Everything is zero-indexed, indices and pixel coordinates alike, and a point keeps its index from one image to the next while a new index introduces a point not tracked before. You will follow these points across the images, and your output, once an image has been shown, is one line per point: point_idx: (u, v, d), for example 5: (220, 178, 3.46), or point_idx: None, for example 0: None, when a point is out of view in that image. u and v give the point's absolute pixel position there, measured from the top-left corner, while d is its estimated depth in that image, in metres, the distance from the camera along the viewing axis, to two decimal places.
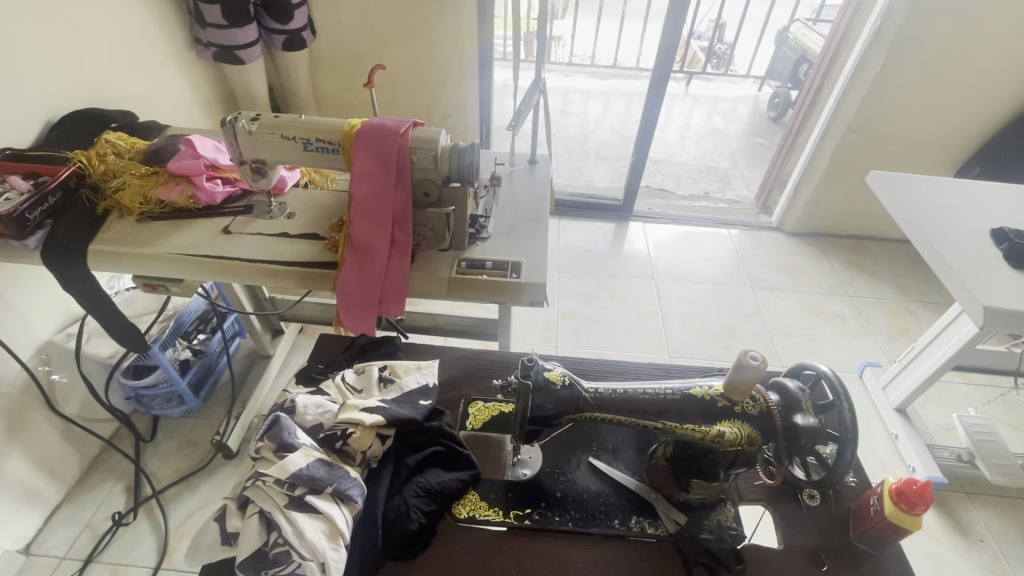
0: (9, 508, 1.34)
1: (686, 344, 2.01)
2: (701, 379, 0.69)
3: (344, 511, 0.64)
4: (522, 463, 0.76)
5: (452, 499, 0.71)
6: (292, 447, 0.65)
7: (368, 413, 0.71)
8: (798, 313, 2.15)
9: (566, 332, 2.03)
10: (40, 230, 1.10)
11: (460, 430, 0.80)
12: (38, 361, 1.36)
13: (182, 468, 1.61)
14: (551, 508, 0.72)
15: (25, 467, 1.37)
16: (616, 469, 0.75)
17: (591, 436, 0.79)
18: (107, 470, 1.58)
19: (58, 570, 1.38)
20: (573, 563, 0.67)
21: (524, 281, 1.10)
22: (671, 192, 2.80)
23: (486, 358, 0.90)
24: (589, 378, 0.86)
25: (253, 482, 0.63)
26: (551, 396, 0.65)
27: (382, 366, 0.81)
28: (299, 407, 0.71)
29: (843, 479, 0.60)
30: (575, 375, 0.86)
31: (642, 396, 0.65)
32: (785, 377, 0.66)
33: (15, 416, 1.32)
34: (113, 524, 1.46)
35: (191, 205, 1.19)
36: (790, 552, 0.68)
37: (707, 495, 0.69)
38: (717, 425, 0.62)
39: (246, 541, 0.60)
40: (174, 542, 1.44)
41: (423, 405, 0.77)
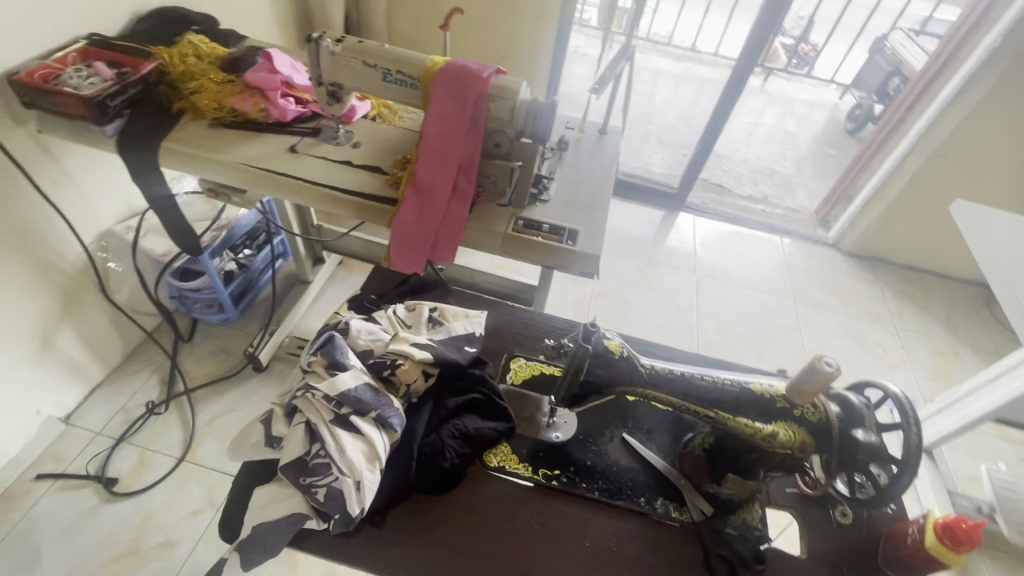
0: (56, 380, 1.43)
1: (716, 345, 1.97)
2: (757, 376, 0.67)
3: (383, 436, 0.65)
4: (555, 426, 0.76)
5: (484, 446, 0.72)
6: (343, 367, 0.67)
7: (418, 348, 0.72)
8: (838, 335, 2.08)
9: (598, 311, 2.02)
10: (118, 119, 1.13)
11: (500, 382, 0.81)
12: (97, 247, 1.42)
13: (214, 372, 1.68)
14: (579, 474, 0.72)
15: (74, 343, 1.45)
16: (649, 449, 0.75)
17: (628, 413, 0.79)
18: (146, 361, 1.66)
19: (93, 442, 1.47)
20: (595, 530, 0.68)
21: (578, 250, 1.07)
22: (728, 190, 2.70)
23: (533, 320, 0.90)
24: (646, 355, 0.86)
25: (303, 393, 0.65)
26: (606, 364, 0.65)
27: (433, 307, 0.82)
28: (352, 331, 0.73)
29: (892, 501, 0.58)
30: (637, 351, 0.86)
31: (696, 382, 0.64)
32: (848, 391, 0.64)
33: (71, 294, 1.39)
34: (146, 412, 1.54)
35: (262, 118, 1.20)
36: (812, 562, 0.67)
37: (739, 493, 0.69)
38: (772, 425, 0.61)
39: (289, 448, 0.62)
40: (200, 439, 1.52)
41: (469, 351, 0.77)
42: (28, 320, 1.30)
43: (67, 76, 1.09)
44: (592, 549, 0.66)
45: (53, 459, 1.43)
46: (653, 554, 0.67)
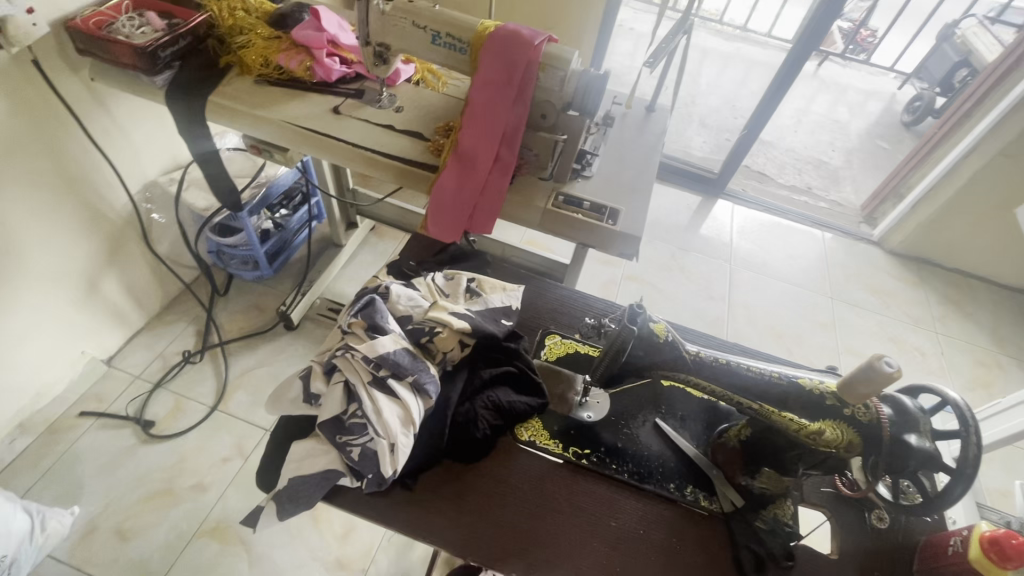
0: (101, 323, 1.49)
1: (745, 337, 1.93)
2: (804, 371, 0.65)
3: (418, 402, 0.65)
4: (587, 406, 0.76)
5: (517, 420, 0.71)
6: (383, 330, 0.67)
7: (456, 318, 0.72)
8: (874, 337, 2.01)
9: (627, 294, 1.99)
10: (167, 71, 1.14)
11: (534, 358, 0.80)
12: (142, 197, 1.46)
13: (247, 327, 1.72)
14: (609, 455, 0.71)
15: (117, 289, 1.50)
16: (681, 436, 0.74)
17: (662, 398, 0.78)
18: (183, 311, 1.71)
19: (133, 385, 1.54)
20: (622, 511, 0.67)
21: (618, 230, 1.05)
22: (770, 178, 2.60)
23: (570, 298, 0.89)
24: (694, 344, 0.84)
25: (343, 353, 0.65)
26: (649, 347, 0.63)
27: (471, 278, 0.81)
28: (392, 295, 0.73)
29: (942, 512, 0.56)
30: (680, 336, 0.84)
31: (742, 373, 0.63)
32: (901, 393, 0.61)
33: (116, 242, 1.43)
34: (182, 360, 1.60)
35: (306, 77, 1.19)
36: (843, 564, 0.66)
37: (772, 487, 0.67)
38: (819, 423, 0.59)
39: (327, 405, 0.63)
40: (232, 390, 1.58)
41: (505, 324, 0.77)
42: (76, 264, 1.35)
43: (119, 24, 1.09)
44: (619, 530, 0.66)
45: (96, 398, 1.50)
46: (680, 541, 0.66)
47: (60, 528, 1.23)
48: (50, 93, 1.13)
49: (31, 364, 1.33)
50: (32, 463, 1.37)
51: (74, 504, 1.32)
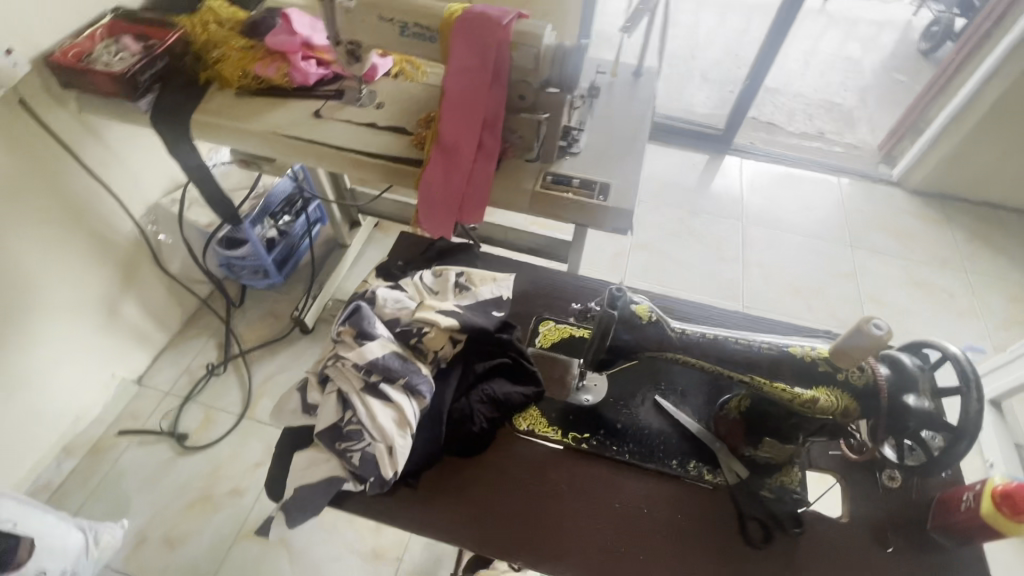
0: (125, 346, 1.55)
1: (763, 297, 1.88)
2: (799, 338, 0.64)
3: (413, 403, 0.66)
4: (586, 389, 0.75)
5: (514, 410, 0.72)
6: (371, 336, 0.68)
7: (444, 316, 0.72)
8: (898, 282, 1.94)
9: (637, 266, 1.96)
10: (150, 94, 1.15)
11: (530, 346, 0.80)
12: (147, 221, 1.49)
13: (265, 334, 1.76)
14: (609, 437, 0.71)
15: (136, 311, 1.55)
16: (682, 412, 0.73)
17: (661, 374, 0.76)
18: (203, 325, 1.76)
19: (163, 402, 1.60)
20: (625, 491, 0.68)
21: (610, 205, 1.03)
22: (780, 128, 2.48)
23: (563, 281, 0.88)
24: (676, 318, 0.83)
25: (334, 362, 0.67)
26: (635, 329, 0.63)
27: (459, 272, 0.82)
28: (379, 300, 0.73)
29: (947, 471, 0.55)
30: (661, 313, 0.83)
31: (732, 346, 0.61)
32: (902, 353, 0.59)
33: (129, 266, 1.47)
34: (207, 372, 1.65)
35: (286, 84, 1.18)
36: (855, 527, 0.65)
37: (776, 456, 0.66)
38: (812, 391, 0.58)
39: (324, 414, 0.65)
40: (258, 397, 1.63)
41: (496, 316, 0.77)
42: (93, 292, 1.39)
43: (98, 53, 1.11)
44: (622, 511, 0.66)
45: (131, 417, 1.56)
46: (685, 516, 0.66)
47: (114, 540, 1.29)
48: (43, 130, 1.15)
49: (65, 390, 1.39)
50: (81, 482, 1.45)
51: (123, 517, 1.40)
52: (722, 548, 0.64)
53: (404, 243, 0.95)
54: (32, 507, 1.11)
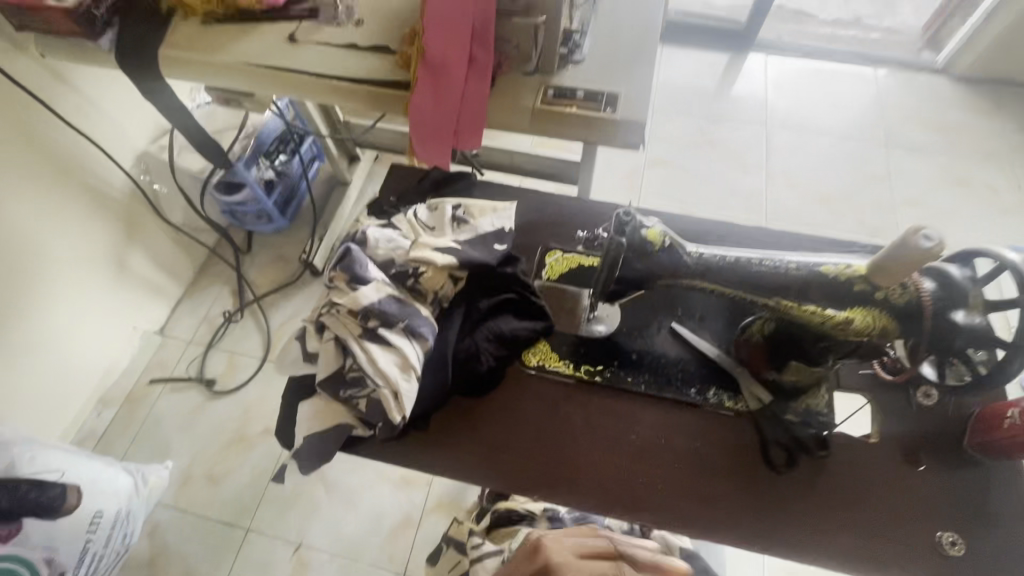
0: (142, 298, 1.49)
1: (787, 207, 1.78)
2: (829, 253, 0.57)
3: (415, 346, 0.63)
4: (598, 320, 0.71)
5: (522, 346, 0.69)
6: (365, 281, 0.64)
7: (442, 253, 0.68)
8: (938, 183, 1.80)
9: (654, 181, 1.85)
10: (110, 30, 1.04)
11: (536, 279, 0.75)
12: (139, 171, 1.41)
13: (277, 278, 1.65)
14: (623, 368, 0.68)
15: (145, 262, 1.47)
16: (701, 338, 0.69)
17: (678, 299, 0.72)
18: (215, 273, 1.66)
19: (188, 349, 1.54)
20: (642, 422, 0.66)
21: (620, 118, 0.94)
22: (811, 16, 2.19)
23: (569, 207, 0.82)
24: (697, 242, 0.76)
25: (329, 310, 0.63)
26: (646, 257, 0.57)
27: (457, 204, 0.75)
28: (370, 241, 0.69)
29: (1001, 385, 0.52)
30: (682, 238, 0.76)
31: (757, 269, 0.56)
32: (947, 262, 0.54)
33: (129, 218, 1.39)
34: (225, 320, 1.58)
35: (255, 6, 1.05)
36: (884, 447, 0.62)
37: (802, 378, 0.62)
38: (845, 313, 0.53)
39: (324, 363, 0.62)
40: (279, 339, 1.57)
41: (498, 250, 0.72)
42: (99, 246, 1.33)
43: None
44: (639, 441, 0.64)
45: (160, 366, 1.51)
46: (704, 444, 0.64)
47: (162, 481, 1.22)
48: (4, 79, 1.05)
49: (90, 345, 1.36)
50: (123, 428, 1.43)
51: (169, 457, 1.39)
52: (744, 475, 0.62)
53: (396, 176, 0.87)
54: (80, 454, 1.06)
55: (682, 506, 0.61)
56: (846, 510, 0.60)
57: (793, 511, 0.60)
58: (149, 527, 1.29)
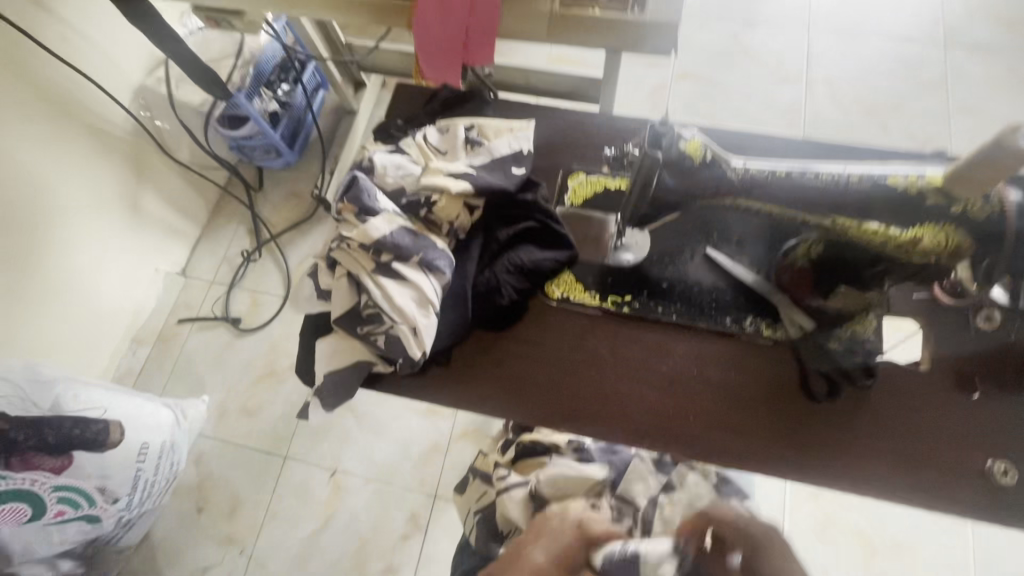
0: (159, 241, 1.42)
1: (828, 119, 1.62)
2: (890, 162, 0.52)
3: (431, 280, 0.60)
4: (626, 248, 0.66)
5: (545, 278, 0.65)
6: (375, 212, 0.60)
7: (456, 180, 0.63)
8: (1002, 86, 1.62)
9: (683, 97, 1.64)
10: None
11: (559, 206, 0.70)
12: (139, 107, 1.29)
13: (293, 217, 1.56)
14: (653, 298, 0.64)
15: (157, 203, 1.38)
16: (738, 264, 0.64)
17: (713, 223, 0.66)
18: (232, 210, 1.57)
19: (212, 289, 1.49)
20: (673, 354, 0.62)
21: (648, 20, 0.82)
22: None
23: (593, 125, 0.75)
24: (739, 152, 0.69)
25: (338, 245, 0.60)
26: (682, 171, 0.52)
27: (469, 125, 0.69)
28: (378, 168, 0.64)
29: None
30: (726, 149, 0.69)
31: (812, 183, 0.50)
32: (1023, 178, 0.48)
33: (135, 158, 1.29)
34: (244, 259, 1.51)
35: None
36: (935, 373, 0.59)
37: (850, 305, 0.59)
38: (915, 230, 0.48)
39: (337, 300, 0.60)
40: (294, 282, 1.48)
41: (517, 174, 0.66)
42: (109, 188, 1.24)
43: None
44: (670, 373, 0.62)
45: (186, 306, 1.47)
46: (740, 374, 0.61)
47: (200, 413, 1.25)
48: None
49: (115, 291, 1.31)
50: (159, 364, 1.41)
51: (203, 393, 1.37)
52: (782, 404, 0.59)
53: (402, 97, 0.79)
54: (121, 392, 1.05)
55: (717, 437, 0.59)
56: (888, 438, 0.58)
57: (833, 440, 0.58)
58: (194, 457, 1.30)
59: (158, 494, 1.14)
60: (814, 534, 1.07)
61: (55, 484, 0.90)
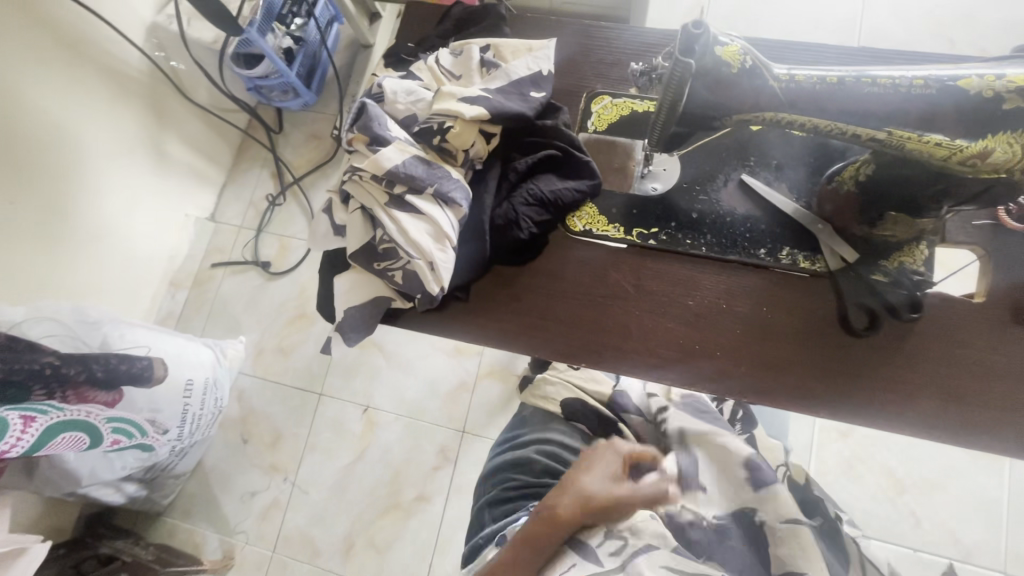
0: (187, 186, 1.42)
1: (889, 36, 1.25)
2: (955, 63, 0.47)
3: (447, 214, 0.57)
4: (652, 177, 0.62)
5: (567, 210, 0.61)
6: (385, 142, 0.57)
7: (469, 104, 0.59)
8: None
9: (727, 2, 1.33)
10: None
11: (581, 132, 0.65)
12: (152, 47, 1.25)
13: (314, 159, 1.52)
14: (681, 230, 0.60)
15: (180, 148, 1.37)
16: (776, 190, 0.59)
17: (750, 148, 0.61)
18: (253, 155, 1.56)
19: (240, 233, 1.50)
20: (701, 289, 0.59)
21: None
22: None
23: (619, 42, 0.69)
24: (781, 61, 0.64)
25: (351, 176, 0.58)
26: (720, 81, 0.47)
27: (484, 46, 0.64)
28: (387, 94, 0.61)
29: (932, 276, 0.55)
30: (766, 59, 0.65)
31: (867, 90, 0.45)
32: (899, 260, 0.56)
33: (153, 102, 1.27)
34: (270, 203, 1.50)
35: None
36: (988, 307, 0.55)
37: (900, 234, 0.54)
38: (985, 141, 0.43)
39: (353, 235, 0.59)
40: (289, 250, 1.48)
41: (535, 99, 0.62)
42: (131, 133, 1.23)
43: None
44: (697, 308, 0.59)
45: (218, 251, 1.50)
46: (772, 309, 0.58)
47: (240, 352, 1.29)
48: None
49: (149, 237, 1.33)
50: (197, 308, 1.46)
51: (240, 333, 1.42)
52: (818, 340, 0.56)
53: (413, 20, 0.73)
54: (165, 333, 1.10)
55: (746, 372, 0.56)
56: (930, 376, 0.54)
57: (870, 378, 0.55)
58: (237, 393, 1.37)
59: (207, 426, 1.21)
60: (843, 472, 1.06)
61: (108, 416, 0.93)
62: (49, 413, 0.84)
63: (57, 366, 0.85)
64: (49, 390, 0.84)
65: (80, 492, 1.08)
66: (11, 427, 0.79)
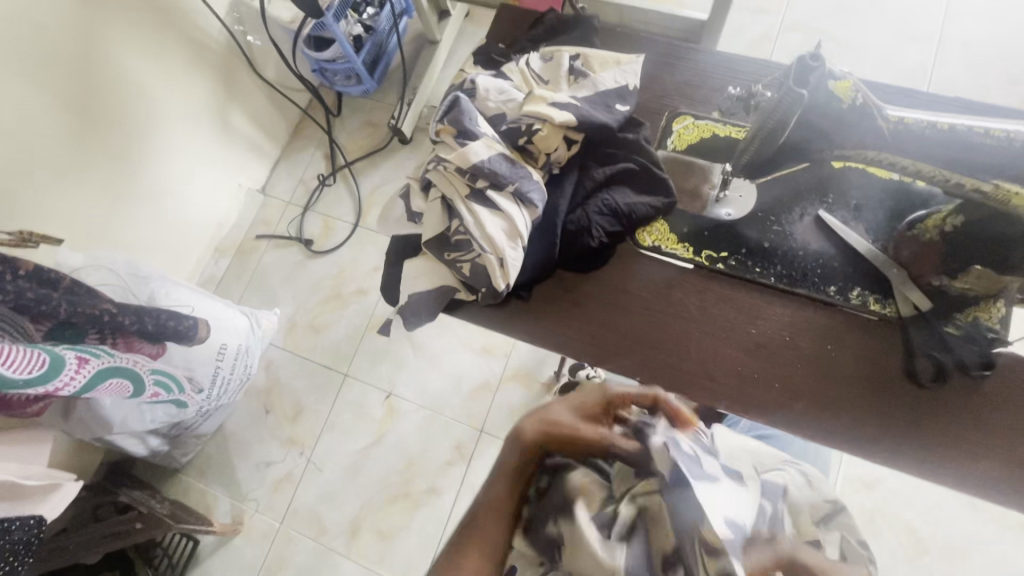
0: (245, 158, 1.46)
1: (959, 86, 1.23)
2: None
3: (524, 213, 0.59)
4: (727, 202, 0.62)
5: (639, 223, 0.62)
6: (473, 136, 0.59)
7: (558, 109, 0.60)
8: None
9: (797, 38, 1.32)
10: None
11: (659, 149, 0.66)
12: (232, 21, 1.30)
13: (366, 145, 1.55)
14: (752, 257, 0.60)
15: (243, 119, 1.41)
16: (852, 229, 0.59)
17: (831, 184, 0.61)
18: (309, 135, 1.59)
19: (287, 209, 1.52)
20: (765, 318, 0.59)
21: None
22: None
23: (705, 66, 0.69)
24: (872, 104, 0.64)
25: (436, 166, 0.60)
26: (830, 111, 0.50)
27: (575, 55, 0.66)
28: (480, 91, 0.63)
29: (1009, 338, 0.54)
30: None
31: (981, 141, 0.47)
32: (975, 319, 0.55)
33: (225, 72, 1.32)
34: (319, 183, 1.52)
35: None
36: None
37: (978, 288, 0.53)
38: None
39: (429, 222, 0.61)
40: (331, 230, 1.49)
41: (619, 111, 0.63)
42: (200, 100, 1.27)
43: None
44: (758, 338, 0.59)
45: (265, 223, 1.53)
46: (835, 347, 0.57)
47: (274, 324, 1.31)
48: None
49: (201, 202, 1.36)
50: (237, 277, 1.48)
51: (275, 306, 1.44)
52: (878, 386, 0.56)
53: (501, 23, 0.75)
54: (207, 296, 1.14)
55: (802, 409, 0.56)
56: (989, 438, 0.53)
57: (928, 430, 0.54)
58: (265, 363, 1.40)
59: (234, 391, 1.23)
60: (863, 524, 1.04)
61: (152, 367, 0.94)
62: (101, 357, 0.85)
63: (114, 313, 0.85)
64: (103, 335, 0.87)
65: (109, 439, 1.12)
66: (67, 365, 0.79)
